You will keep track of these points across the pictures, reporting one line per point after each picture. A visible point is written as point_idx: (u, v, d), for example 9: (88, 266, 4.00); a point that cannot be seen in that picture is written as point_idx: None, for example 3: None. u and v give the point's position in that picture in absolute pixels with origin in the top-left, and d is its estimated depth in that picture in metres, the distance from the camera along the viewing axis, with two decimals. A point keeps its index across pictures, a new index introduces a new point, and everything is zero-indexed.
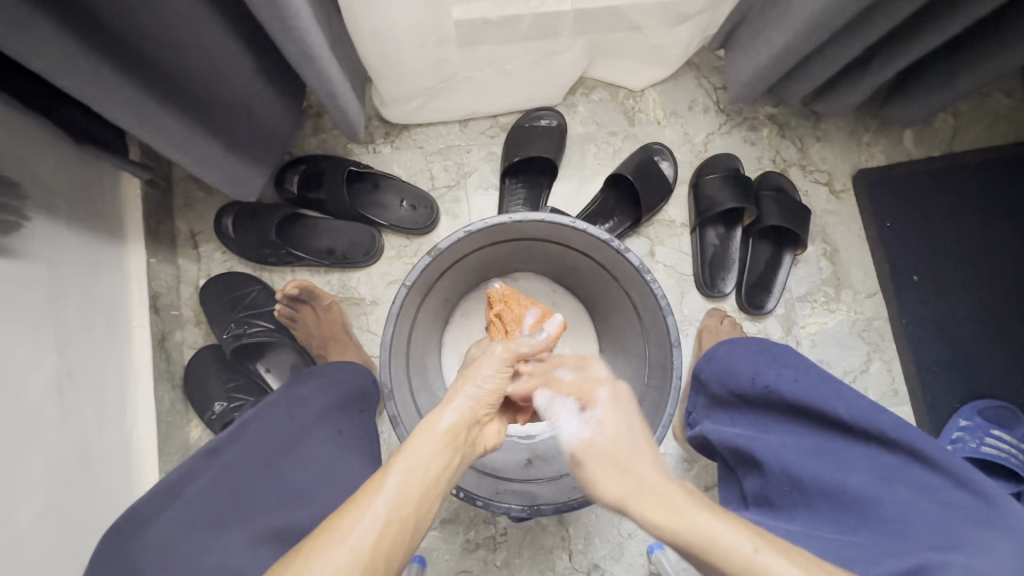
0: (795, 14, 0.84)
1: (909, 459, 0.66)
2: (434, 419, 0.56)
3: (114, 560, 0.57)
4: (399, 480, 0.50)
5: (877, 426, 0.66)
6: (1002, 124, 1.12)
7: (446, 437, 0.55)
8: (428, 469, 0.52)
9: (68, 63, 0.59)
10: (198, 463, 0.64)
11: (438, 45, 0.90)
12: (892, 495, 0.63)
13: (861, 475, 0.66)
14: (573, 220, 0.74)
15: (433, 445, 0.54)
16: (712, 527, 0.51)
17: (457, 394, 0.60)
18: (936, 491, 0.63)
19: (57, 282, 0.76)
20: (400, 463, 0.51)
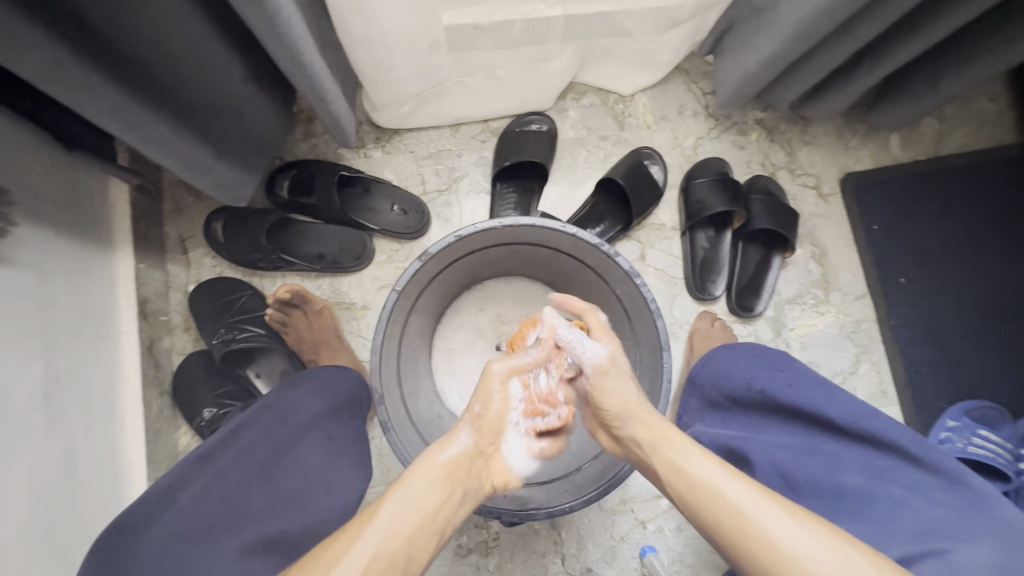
0: (782, 20, 0.85)
1: (902, 460, 0.67)
2: (433, 453, 0.59)
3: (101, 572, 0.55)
4: (392, 511, 0.53)
5: (869, 429, 0.67)
6: (986, 128, 1.14)
7: (446, 466, 0.58)
8: (426, 493, 0.55)
9: (57, 68, 0.59)
10: (188, 470, 0.63)
11: (429, 51, 0.90)
12: (884, 494, 0.64)
13: (854, 474, 0.66)
14: (564, 224, 0.74)
15: (433, 475, 0.57)
16: (710, 476, 0.57)
17: (459, 432, 0.63)
18: (927, 489, 0.64)
19: (44, 288, 0.76)
20: (398, 491, 0.54)
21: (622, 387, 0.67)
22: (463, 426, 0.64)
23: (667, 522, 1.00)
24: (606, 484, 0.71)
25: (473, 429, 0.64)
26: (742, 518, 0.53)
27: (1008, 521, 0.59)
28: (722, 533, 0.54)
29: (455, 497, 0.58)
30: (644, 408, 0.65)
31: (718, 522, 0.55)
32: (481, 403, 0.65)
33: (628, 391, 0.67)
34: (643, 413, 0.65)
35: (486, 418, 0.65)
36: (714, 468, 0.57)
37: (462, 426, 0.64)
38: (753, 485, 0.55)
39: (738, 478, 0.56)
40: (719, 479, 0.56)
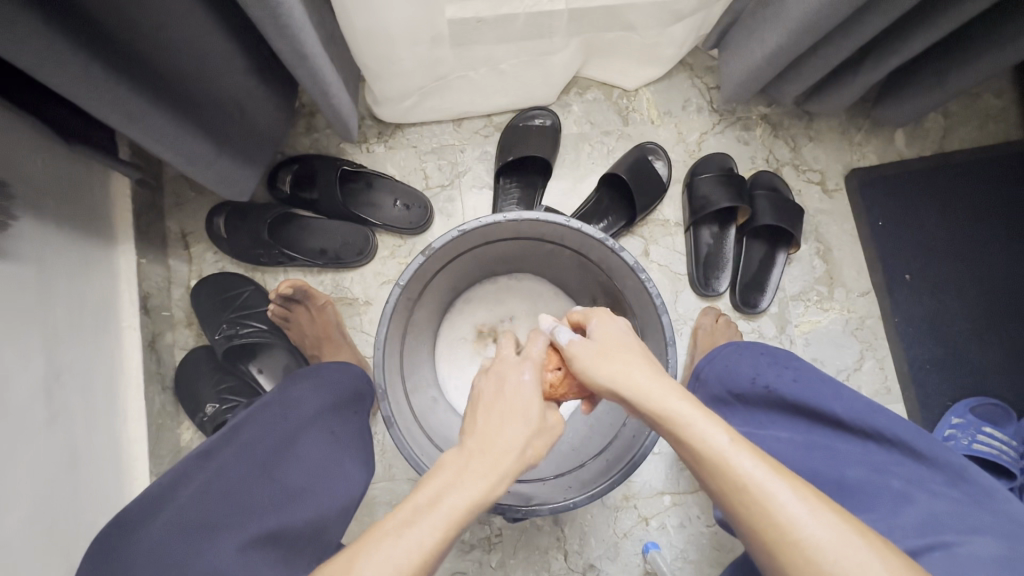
0: (788, 14, 0.85)
1: (904, 455, 0.66)
2: (488, 476, 0.53)
3: (104, 565, 0.56)
4: (433, 538, 0.48)
5: (874, 425, 0.67)
6: (992, 124, 1.13)
7: (489, 483, 0.53)
8: (467, 514, 0.51)
9: (55, 58, 0.58)
10: (190, 466, 0.64)
11: (431, 44, 0.89)
12: (884, 488, 0.64)
13: (855, 468, 0.66)
14: (568, 219, 0.73)
15: (479, 497, 0.51)
16: (741, 464, 0.50)
17: (503, 445, 0.55)
18: (927, 483, 0.64)
19: (44, 282, 0.75)
20: (442, 517, 0.49)
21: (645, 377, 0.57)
22: (501, 435, 0.56)
23: (669, 518, 1.00)
24: (611, 482, 0.70)
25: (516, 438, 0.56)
26: (754, 494, 0.49)
27: (1007, 516, 0.60)
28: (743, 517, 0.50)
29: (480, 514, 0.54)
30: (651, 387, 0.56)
31: (729, 494, 0.51)
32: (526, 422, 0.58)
33: (638, 381, 0.56)
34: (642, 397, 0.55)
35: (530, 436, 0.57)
36: (719, 436, 0.52)
37: (504, 433, 0.56)
38: (765, 461, 0.51)
39: (745, 446, 0.52)
40: (721, 447, 0.51)
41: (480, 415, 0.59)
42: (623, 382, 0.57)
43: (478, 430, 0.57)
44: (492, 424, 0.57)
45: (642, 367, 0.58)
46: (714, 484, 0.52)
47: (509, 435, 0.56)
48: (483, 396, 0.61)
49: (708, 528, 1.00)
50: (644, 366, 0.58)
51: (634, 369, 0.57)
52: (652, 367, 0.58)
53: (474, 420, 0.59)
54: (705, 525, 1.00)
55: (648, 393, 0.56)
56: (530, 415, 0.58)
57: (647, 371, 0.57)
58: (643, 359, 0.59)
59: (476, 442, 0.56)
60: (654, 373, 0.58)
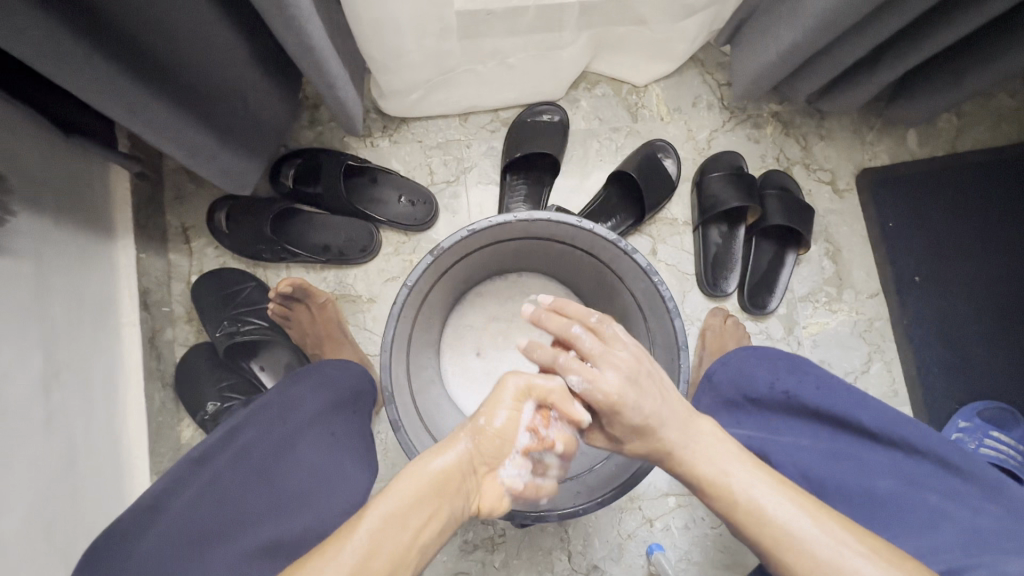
0: (804, 10, 0.83)
1: (937, 467, 0.65)
2: (428, 462, 0.54)
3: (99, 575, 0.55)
4: (368, 525, 0.48)
5: (903, 436, 0.66)
6: (1005, 124, 1.12)
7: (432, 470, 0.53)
8: (407, 503, 0.51)
9: (54, 48, 0.56)
10: (186, 473, 0.62)
11: (439, 36, 0.87)
12: (920, 502, 0.63)
13: (886, 479, 0.65)
14: (580, 219, 0.71)
15: (418, 484, 0.52)
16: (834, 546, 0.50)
17: (454, 439, 0.57)
18: (966, 497, 0.63)
19: (43, 278, 0.74)
20: (379, 500, 0.50)
21: (653, 404, 0.58)
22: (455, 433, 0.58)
23: (673, 520, 0.99)
24: (620, 486, 0.69)
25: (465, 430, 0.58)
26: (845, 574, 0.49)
27: None
28: None
29: (440, 517, 0.52)
30: (664, 416, 0.59)
31: None
32: (485, 415, 0.58)
33: (657, 414, 0.59)
34: (655, 429, 0.59)
35: (487, 431, 0.57)
36: (803, 520, 0.52)
37: (458, 431, 0.58)
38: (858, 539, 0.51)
39: (832, 523, 0.52)
40: (749, 492, 0.54)
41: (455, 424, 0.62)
42: (637, 416, 0.58)
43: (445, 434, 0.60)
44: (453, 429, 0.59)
45: (653, 398, 0.59)
46: (750, 537, 0.54)
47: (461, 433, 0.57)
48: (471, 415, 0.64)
49: (713, 530, 0.99)
50: (653, 396, 0.59)
51: (639, 392, 0.59)
52: (672, 403, 0.60)
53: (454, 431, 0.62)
54: (710, 527, 0.99)
55: (680, 431, 0.59)
56: (497, 406, 0.59)
57: (658, 402, 0.59)
58: (653, 390, 0.59)
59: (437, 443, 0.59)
60: (662, 399, 0.59)
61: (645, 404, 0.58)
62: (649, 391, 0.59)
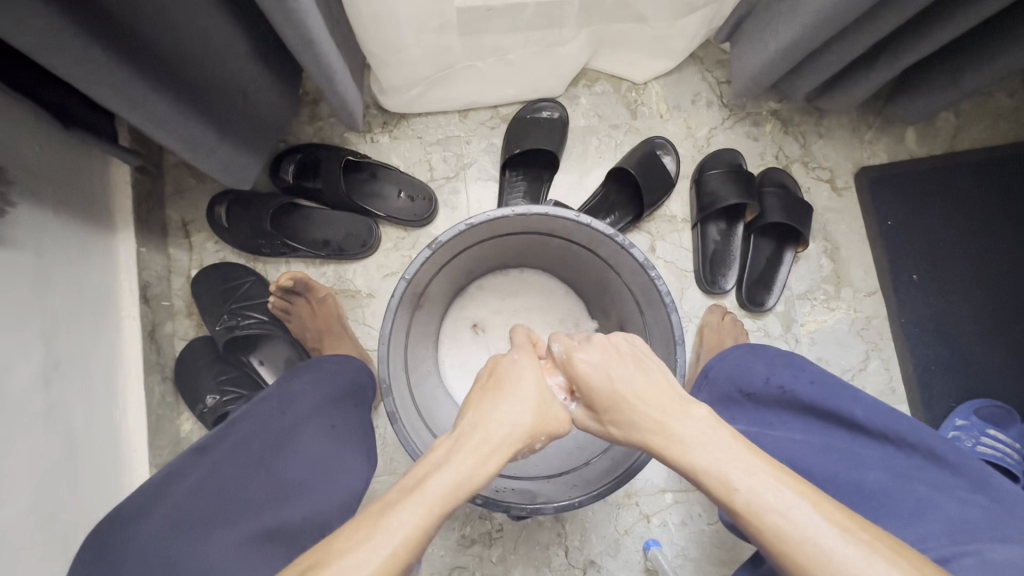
0: (803, 8, 0.83)
1: (925, 459, 0.66)
2: (478, 454, 0.53)
3: (98, 561, 0.55)
4: (420, 514, 0.47)
5: (894, 430, 0.67)
6: (1003, 123, 1.12)
7: (477, 460, 0.53)
8: (454, 494, 0.50)
9: (55, 40, 0.56)
10: (186, 460, 0.62)
11: (439, 31, 0.87)
12: (908, 493, 0.63)
13: (876, 471, 0.66)
14: (578, 214, 0.71)
15: (467, 476, 0.52)
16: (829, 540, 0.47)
17: (499, 427, 0.56)
18: (954, 489, 0.63)
19: (43, 271, 0.74)
20: (428, 489, 0.49)
21: (630, 376, 0.61)
22: (499, 418, 0.57)
23: (671, 516, 1.00)
24: (615, 480, 0.69)
25: (512, 421, 0.57)
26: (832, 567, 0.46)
27: None
28: None
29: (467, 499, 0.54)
30: (640, 390, 0.60)
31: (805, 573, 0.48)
32: (532, 413, 0.58)
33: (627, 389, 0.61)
34: (624, 401, 0.60)
35: (530, 427, 0.58)
36: (807, 512, 0.49)
37: (502, 417, 0.57)
38: (856, 530, 0.48)
39: (831, 518, 0.48)
40: (743, 483, 0.51)
41: (478, 398, 0.60)
42: (603, 382, 0.62)
43: (473, 415, 0.58)
44: (488, 410, 0.58)
45: (631, 371, 0.62)
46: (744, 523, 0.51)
47: (508, 422, 0.57)
48: (481, 382, 0.64)
49: (709, 526, 1.00)
50: (630, 367, 0.63)
51: (617, 365, 0.63)
52: (649, 379, 0.61)
53: (469, 404, 0.61)
54: (707, 523, 1.00)
55: (661, 411, 0.58)
56: (535, 402, 0.60)
57: (631, 373, 0.62)
58: (634, 366, 0.63)
59: (469, 423, 0.57)
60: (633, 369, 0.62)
61: (618, 375, 0.62)
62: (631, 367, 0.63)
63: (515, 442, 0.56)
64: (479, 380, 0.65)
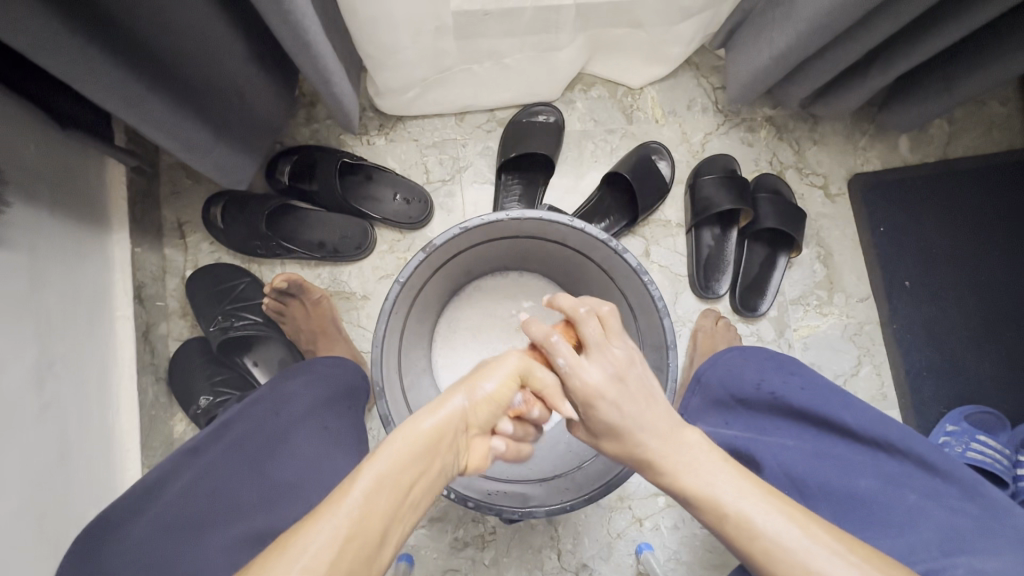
0: (797, 16, 0.84)
1: (916, 467, 0.66)
2: (415, 422, 0.51)
3: (85, 566, 0.55)
4: (367, 482, 0.45)
5: (885, 437, 0.67)
6: (996, 132, 1.13)
7: (421, 437, 0.50)
8: (396, 473, 0.47)
9: (51, 39, 0.56)
10: (179, 461, 0.62)
11: (437, 35, 0.88)
12: (899, 501, 0.64)
13: (867, 479, 0.66)
14: (572, 219, 0.72)
15: (408, 449, 0.49)
16: (798, 542, 0.48)
17: (449, 399, 0.54)
18: (945, 498, 0.63)
19: (36, 269, 0.74)
20: (374, 462, 0.47)
21: (634, 399, 0.57)
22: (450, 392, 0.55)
23: (663, 520, 1.00)
24: (608, 483, 0.68)
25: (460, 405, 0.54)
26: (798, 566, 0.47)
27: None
28: None
29: (431, 473, 0.50)
30: (633, 416, 0.57)
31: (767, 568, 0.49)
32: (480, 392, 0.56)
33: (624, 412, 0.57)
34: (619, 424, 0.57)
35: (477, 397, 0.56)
36: (780, 520, 0.50)
37: (445, 395, 0.55)
38: (826, 534, 0.49)
39: (802, 522, 0.50)
40: (728, 499, 0.52)
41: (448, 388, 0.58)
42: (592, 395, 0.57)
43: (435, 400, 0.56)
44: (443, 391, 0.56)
45: (638, 408, 0.57)
46: (719, 520, 0.52)
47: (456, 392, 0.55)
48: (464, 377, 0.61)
49: (701, 530, 1.00)
50: (637, 396, 0.57)
51: (627, 400, 0.57)
52: (647, 400, 0.58)
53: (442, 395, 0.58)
54: (699, 527, 1.00)
55: (661, 441, 0.56)
56: (495, 373, 0.58)
57: (640, 409, 0.57)
58: (642, 394, 0.58)
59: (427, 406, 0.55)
60: (617, 373, 0.58)
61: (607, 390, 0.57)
62: (637, 391, 0.58)
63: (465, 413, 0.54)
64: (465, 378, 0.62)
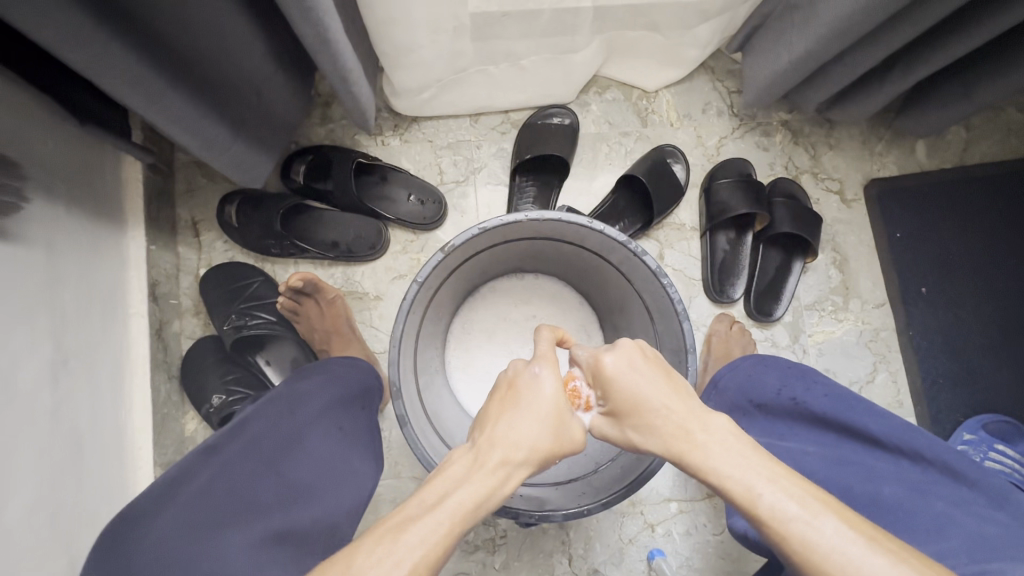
0: (815, 19, 0.84)
1: (942, 474, 0.65)
2: (495, 476, 0.52)
3: (111, 560, 0.55)
4: (439, 535, 0.47)
5: (910, 444, 0.66)
6: (1014, 138, 1.12)
7: (496, 480, 0.52)
8: (466, 523, 0.49)
9: (76, 35, 0.56)
10: (196, 461, 0.62)
11: (454, 35, 0.88)
12: (926, 509, 0.63)
13: (892, 486, 0.65)
14: (591, 220, 0.71)
15: (482, 502, 0.50)
16: (831, 535, 0.47)
17: (528, 462, 0.54)
18: (972, 506, 0.62)
19: (53, 265, 0.74)
20: (453, 515, 0.48)
21: (655, 386, 0.57)
22: (523, 445, 0.54)
23: (676, 526, 0.99)
24: (626, 487, 0.67)
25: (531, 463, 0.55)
26: (830, 560, 0.46)
27: None
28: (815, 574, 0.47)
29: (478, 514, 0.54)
30: (646, 392, 0.57)
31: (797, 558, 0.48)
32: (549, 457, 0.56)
33: (640, 390, 0.57)
34: (644, 409, 0.57)
35: (544, 457, 0.55)
36: (809, 509, 0.48)
37: (527, 447, 0.54)
38: (856, 526, 0.47)
39: (832, 513, 0.48)
40: (756, 489, 0.50)
41: (495, 409, 0.58)
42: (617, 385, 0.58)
43: (486, 430, 0.56)
44: (502, 426, 0.55)
45: (655, 378, 0.58)
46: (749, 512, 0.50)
47: (527, 448, 0.54)
48: (499, 392, 0.60)
49: (714, 537, 0.99)
50: (653, 377, 0.58)
51: (641, 374, 0.58)
52: (664, 377, 0.58)
53: (487, 417, 0.58)
54: (712, 533, 0.99)
55: (677, 427, 0.55)
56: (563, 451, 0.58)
57: (656, 385, 0.57)
58: (657, 371, 0.58)
59: (484, 440, 0.55)
60: (632, 367, 0.58)
61: (631, 380, 0.58)
62: (651, 373, 0.58)
63: (530, 462, 0.55)
64: (494, 390, 0.62)
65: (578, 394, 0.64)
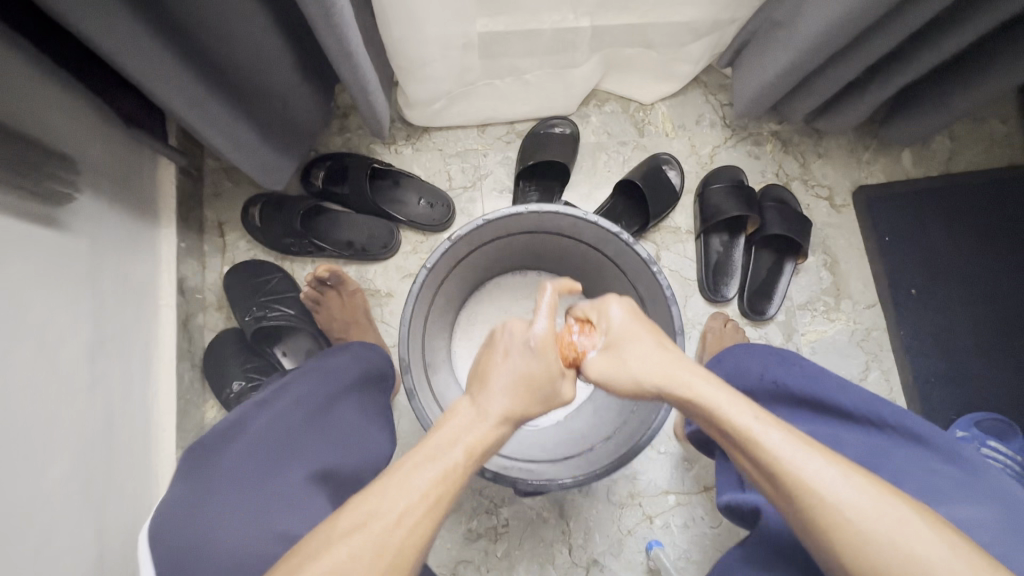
0: (795, 35, 0.91)
1: (907, 440, 0.67)
2: (493, 429, 0.57)
3: (195, 478, 0.61)
4: (447, 477, 0.52)
5: (878, 415, 0.68)
6: (997, 148, 1.17)
7: (494, 432, 0.57)
8: (466, 468, 0.54)
9: (134, 45, 0.65)
10: (249, 411, 0.67)
11: (463, 51, 0.96)
12: (886, 468, 0.66)
13: (858, 451, 0.69)
14: (586, 212, 0.77)
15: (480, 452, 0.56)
16: (819, 469, 0.50)
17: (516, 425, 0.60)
18: (929, 463, 0.65)
19: (95, 254, 0.81)
20: (459, 461, 0.53)
21: (649, 345, 0.62)
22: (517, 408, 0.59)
23: (674, 518, 1.02)
24: (620, 458, 0.71)
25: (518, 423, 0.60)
26: (818, 490, 0.49)
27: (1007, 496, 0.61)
28: (804, 504, 0.50)
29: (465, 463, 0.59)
30: (642, 349, 0.62)
31: (786, 489, 0.51)
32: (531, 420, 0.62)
33: (639, 346, 0.62)
34: (635, 363, 0.62)
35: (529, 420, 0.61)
36: (796, 446, 0.52)
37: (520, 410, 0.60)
38: (841, 462, 0.51)
39: (817, 449, 0.52)
40: (750, 425, 0.54)
41: (492, 367, 0.62)
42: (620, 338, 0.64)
43: (485, 384, 0.60)
44: (502, 384, 0.59)
45: (650, 338, 0.63)
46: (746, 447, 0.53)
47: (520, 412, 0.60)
48: (496, 349, 0.63)
49: (711, 529, 1.01)
50: (648, 338, 0.63)
51: (637, 334, 0.63)
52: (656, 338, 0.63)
53: (486, 372, 0.61)
54: (709, 526, 1.02)
55: (662, 375, 0.60)
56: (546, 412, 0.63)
57: (651, 343, 0.62)
58: (649, 334, 0.64)
59: (484, 393, 0.59)
60: (633, 326, 0.64)
61: (632, 331, 0.64)
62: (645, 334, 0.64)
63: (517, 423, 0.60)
64: (489, 345, 0.65)
65: (574, 346, 0.68)
